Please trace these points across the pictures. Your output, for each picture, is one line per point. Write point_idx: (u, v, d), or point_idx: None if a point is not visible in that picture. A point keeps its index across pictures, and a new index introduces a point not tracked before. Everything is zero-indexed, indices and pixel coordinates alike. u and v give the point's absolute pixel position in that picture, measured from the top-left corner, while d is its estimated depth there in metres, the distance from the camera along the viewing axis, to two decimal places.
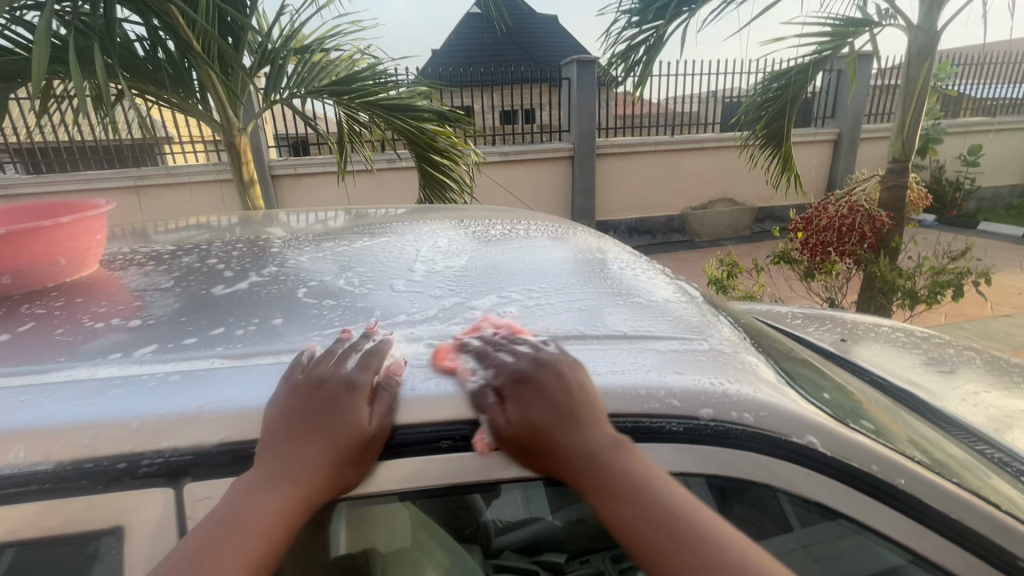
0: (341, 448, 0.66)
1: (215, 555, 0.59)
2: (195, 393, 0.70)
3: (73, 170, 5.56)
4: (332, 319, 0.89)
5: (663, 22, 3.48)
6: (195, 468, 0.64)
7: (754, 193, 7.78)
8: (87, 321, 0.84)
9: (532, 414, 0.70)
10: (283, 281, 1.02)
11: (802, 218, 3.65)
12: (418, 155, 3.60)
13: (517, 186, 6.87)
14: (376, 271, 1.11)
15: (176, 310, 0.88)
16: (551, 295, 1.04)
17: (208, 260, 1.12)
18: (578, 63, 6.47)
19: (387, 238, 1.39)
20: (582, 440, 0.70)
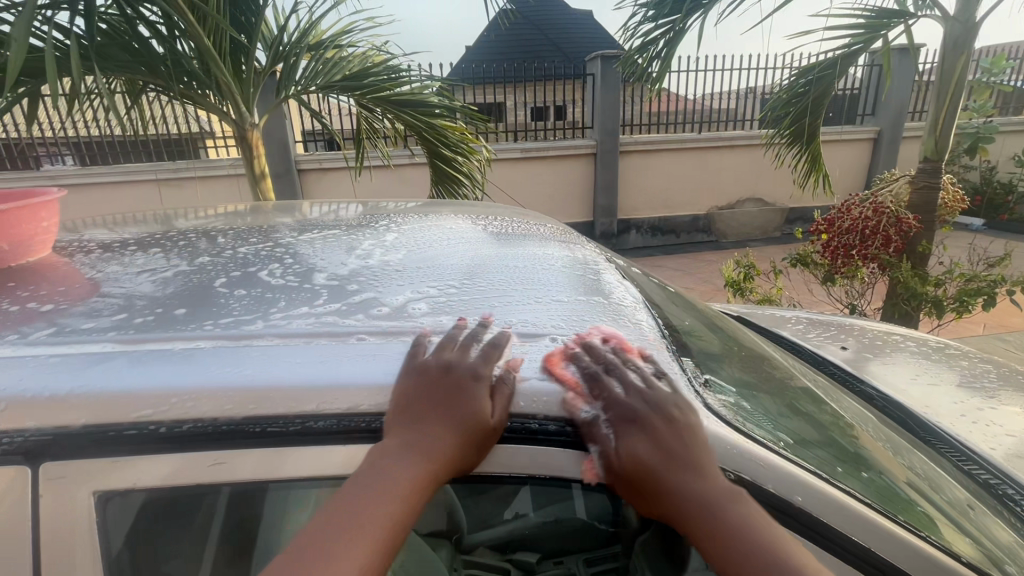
0: (465, 432, 0.71)
1: (362, 517, 0.65)
2: (68, 377, 0.70)
3: (116, 163, 5.82)
4: (233, 309, 0.87)
5: (680, 16, 3.40)
6: (53, 448, 0.64)
7: (786, 193, 7.51)
8: (4, 303, 0.86)
9: (640, 453, 0.72)
10: (209, 271, 1.02)
11: (825, 219, 3.49)
12: (430, 150, 3.62)
13: (539, 183, 6.84)
14: (312, 262, 1.12)
15: (92, 297, 0.90)
16: (471, 295, 1.00)
17: (155, 250, 1.15)
18: (602, 58, 6.37)
19: (338, 232, 1.38)
20: (692, 482, 0.72)
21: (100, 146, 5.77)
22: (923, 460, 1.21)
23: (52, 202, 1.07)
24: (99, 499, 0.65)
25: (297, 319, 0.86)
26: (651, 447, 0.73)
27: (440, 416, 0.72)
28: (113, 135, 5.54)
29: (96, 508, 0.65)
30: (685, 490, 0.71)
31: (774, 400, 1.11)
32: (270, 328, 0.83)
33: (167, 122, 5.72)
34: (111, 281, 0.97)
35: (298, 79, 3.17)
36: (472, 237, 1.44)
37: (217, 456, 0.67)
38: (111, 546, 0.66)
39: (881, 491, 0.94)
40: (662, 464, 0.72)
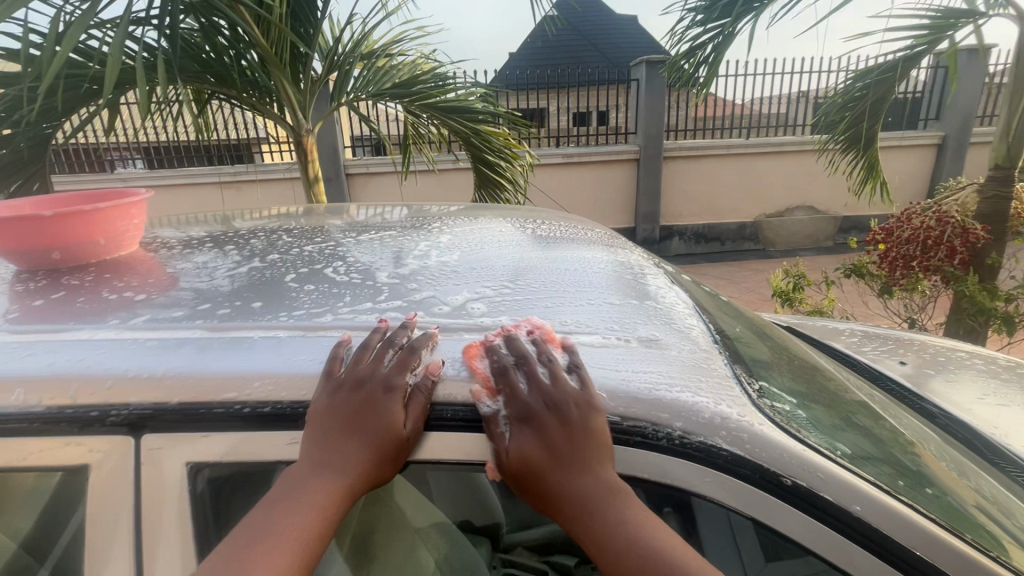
0: (376, 446, 0.72)
1: (277, 527, 0.68)
2: (164, 359, 0.76)
3: (181, 167, 6.22)
4: (304, 302, 0.93)
5: (729, 20, 3.34)
6: (152, 421, 0.71)
7: (840, 201, 7.19)
8: (104, 293, 0.95)
9: (528, 453, 0.73)
10: (280, 267, 1.09)
11: (883, 229, 3.34)
12: (474, 156, 3.69)
13: (579, 188, 6.82)
14: (371, 261, 1.17)
15: (180, 288, 0.97)
16: (522, 295, 1.03)
17: (230, 247, 1.23)
18: (648, 64, 6.31)
19: (395, 232, 1.44)
20: (579, 483, 0.72)
21: (167, 152, 6.19)
22: (991, 482, 1.14)
23: (139, 204, 1.15)
24: (189, 469, 0.71)
25: (361, 312, 0.92)
26: (540, 447, 0.73)
27: (351, 434, 0.72)
28: (178, 141, 5.91)
29: (187, 478, 0.71)
30: (573, 491, 0.72)
31: (830, 413, 1.07)
32: (338, 320, 0.88)
33: (226, 128, 6.06)
34: (192, 274, 1.05)
35: (351, 88, 3.31)
36: (522, 240, 1.47)
37: (294, 436, 0.73)
38: (198, 513, 0.71)
39: (947, 511, 0.89)
40: (551, 466, 0.73)
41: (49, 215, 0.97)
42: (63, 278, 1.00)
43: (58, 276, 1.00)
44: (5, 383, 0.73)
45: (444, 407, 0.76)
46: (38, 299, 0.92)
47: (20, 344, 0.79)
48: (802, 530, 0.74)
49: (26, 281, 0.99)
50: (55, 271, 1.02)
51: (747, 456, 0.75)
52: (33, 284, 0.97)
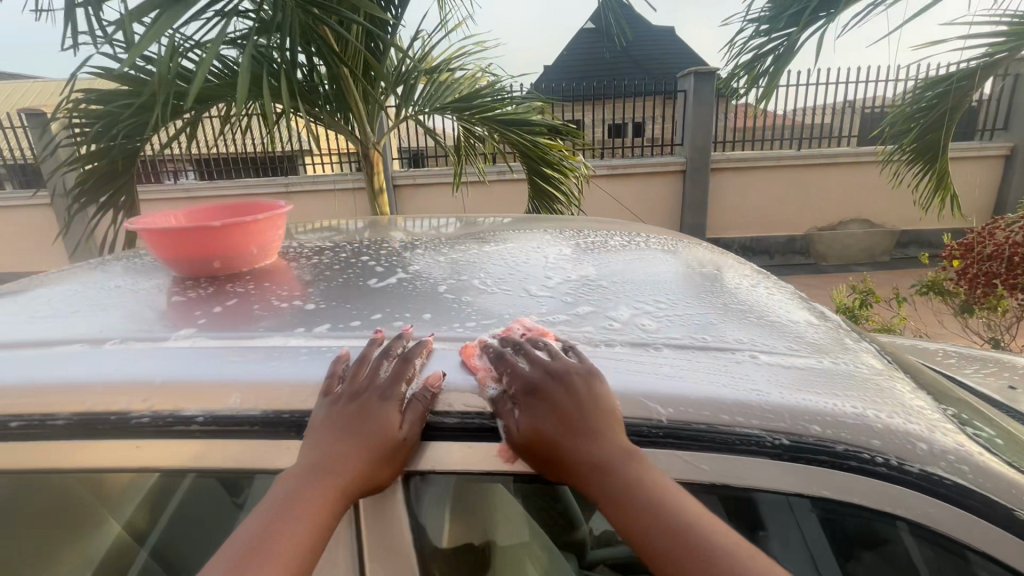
0: (375, 447, 0.72)
1: (274, 533, 0.67)
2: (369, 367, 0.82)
3: (238, 178, 6.52)
4: (472, 314, 0.98)
5: (796, 29, 3.29)
6: None
7: (898, 214, 6.90)
8: (274, 300, 1.02)
9: (539, 424, 0.74)
10: (425, 279, 1.16)
11: (961, 244, 3.18)
12: (530, 167, 3.72)
13: (624, 200, 6.78)
14: (509, 272, 1.22)
15: (339, 298, 1.04)
16: (679, 305, 1.06)
17: (361, 258, 1.30)
18: (696, 75, 6.25)
19: (510, 245, 1.49)
20: (589, 452, 0.72)
21: (226, 164, 6.49)
22: None
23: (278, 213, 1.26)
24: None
25: (498, 323, 0.95)
26: (553, 420, 0.74)
27: (347, 437, 0.72)
28: (236, 153, 6.21)
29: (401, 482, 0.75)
30: (582, 457, 0.72)
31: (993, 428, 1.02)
32: (477, 334, 0.91)
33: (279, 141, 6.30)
34: (342, 285, 1.11)
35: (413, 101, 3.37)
36: (639, 253, 1.48)
37: (504, 447, 0.75)
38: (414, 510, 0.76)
39: None
40: (559, 431, 0.73)
41: (218, 225, 1.08)
42: (228, 283, 1.09)
43: (223, 284, 1.08)
44: (188, 386, 0.78)
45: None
46: (218, 306, 0.99)
47: (224, 349, 0.85)
48: (996, 544, 0.75)
49: (186, 289, 1.07)
50: (216, 278, 1.11)
51: (945, 477, 0.74)
52: (204, 291, 1.06)
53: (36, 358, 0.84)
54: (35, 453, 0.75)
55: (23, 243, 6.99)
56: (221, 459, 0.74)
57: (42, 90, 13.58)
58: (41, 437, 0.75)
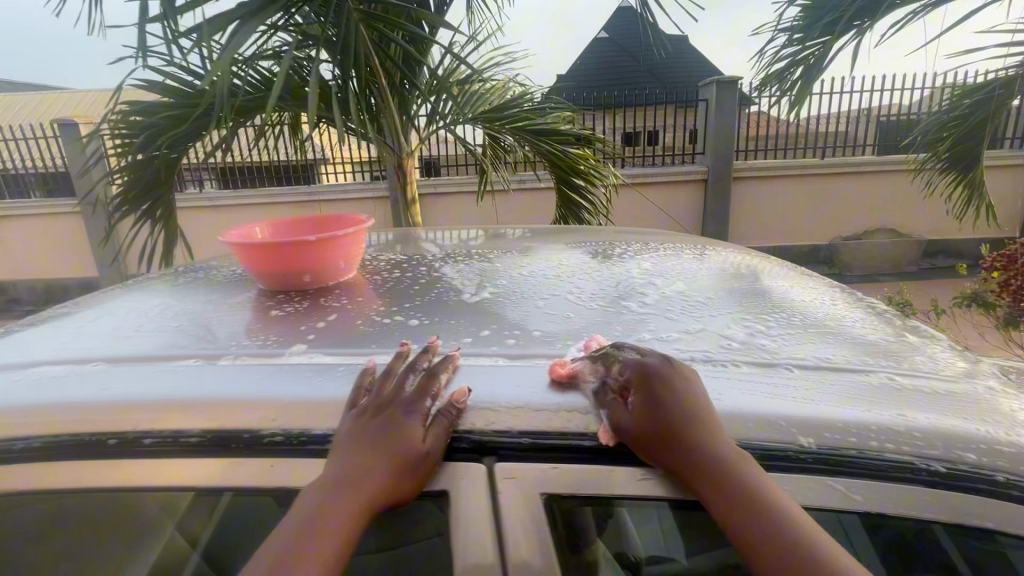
0: (399, 459, 0.69)
1: (295, 549, 0.63)
2: (495, 387, 0.82)
3: (261, 187, 6.62)
4: (583, 333, 0.98)
5: (830, 38, 3.28)
6: (502, 450, 0.73)
7: (924, 223, 6.78)
8: (374, 316, 1.05)
9: (658, 402, 0.72)
10: (519, 294, 1.17)
11: (1003, 254, 3.10)
12: (558, 177, 3.72)
13: (643, 209, 6.75)
14: (604, 288, 1.23)
15: (434, 314, 1.05)
16: (783, 325, 1.04)
17: (441, 273, 1.32)
18: (718, 84, 6.22)
19: (587, 260, 1.49)
20: (703, 435, 0.70)
21: (249, 173, 6.60)
22: None
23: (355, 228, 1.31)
24: (502, 475, 0.72)
25: (603, 340, 0.94)
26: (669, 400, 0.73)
27: (373, 449, 0.70)
28: (259, 162, 6.31)
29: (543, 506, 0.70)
30: (700, 444, 0.69)
31: None
32: (583, 352, 0.90)
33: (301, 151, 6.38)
34: (436, 300, 1.14)
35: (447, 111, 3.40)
36: (715, 268, 1.47)
37: (645, 472, 0.71)
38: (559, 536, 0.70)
39: None
40: (686, 420, 0.70)
41: (311, 239, 1.14)
42: (321, 297, 1.14)
43: (320, 299, 1.12)
44: (303, 404, 0.79)
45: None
46: (322, 321, 1.03)
47: (345, 367, 0.87)
48: None
49: (280, 304, 1.12)
50: (309, 291, 1.17)
51: None
52: (302, 306, 1.10)
53: (145, 375, 0.86)
54: (145, 474, 0.74)
55: (52, 250, 7.17)
56: None
57: (69, 102, 13.99)
58: (148, 455, 0.75)
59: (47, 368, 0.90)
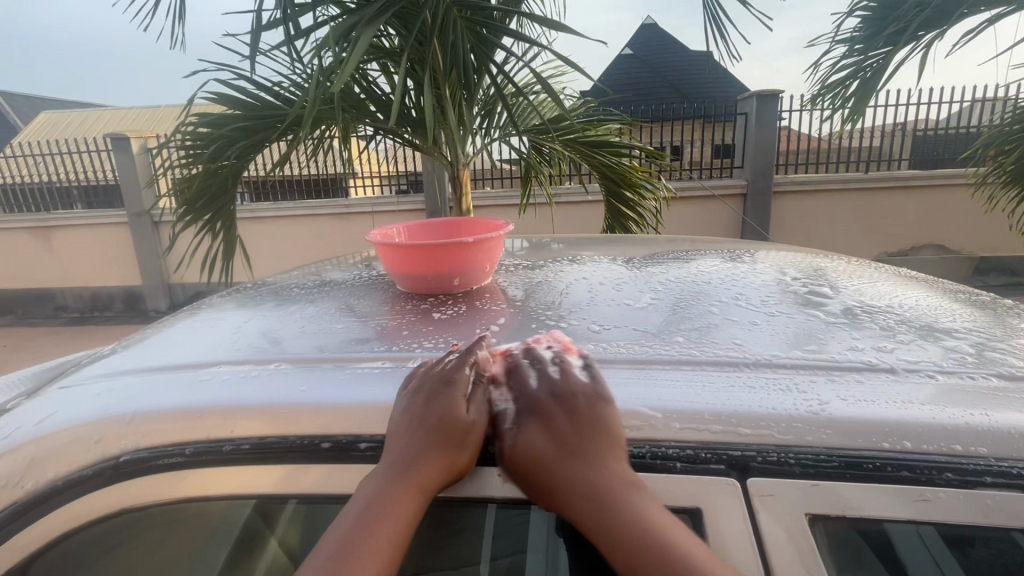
0: (446, 434, 0.71)
1: (367, 534, 0.64)
2: (726, 394, 0.74)
3: (300, 200, 6.75)
4: (788, 338, 0.90)
5: (893, 48, 3.25)
6: (759, 464, 0.67)
7: (973, 240, 6.52)
8: (543, 318, 1.02)
9: (534, 442, 0.70)
10: (683, 299, 1.12)
11: None
12: (609, 187, 3.70)
13: (680, 224, 6.67)
14: (767, 294, 1.16)
15: (603, 318, 1.01)
16: (996, 336, 0.95)
17: (578, 279, 1.30)
18: (758, 97, 6.15)
19: (723, 266, 1.43)
20: (591, 473, 0.67)
21: (290, 186, 6.78)
22: None
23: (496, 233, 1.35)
24: (758, 493, 0.66)
25: (814, 348, 0.87)
26: (545, 438, 0.70)
27: (418, 432, 0.72)
28: (298, 175, 6.44)
29: (811, 533, 0.64)
30: (577, 480, 0.67)
31: None
32: (799, 359, 0.83)
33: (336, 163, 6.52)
34: (597, 303, 1.11)
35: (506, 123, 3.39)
36: (862, 275, 1.39)
37: (921, 492, 0.65)
38: (836, 562, 0.65)
39: None
40: (553, 452, 0.69)
41: (471, 241, 1.18)
42: (475, 299, 1.16)
43: (475, 304, 1.12)
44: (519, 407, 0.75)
45: (979, 462, 0.66)
46: (494, 324, 1.01)
47: (553, 371, 0.82)
48: None
49: (435, 307, 1.11)
50: (458, 293, 1.19)
51: None
52: (460, 309, 1.10)
53: (333, 378, 0.83)
54: None
55: (97, 258, 7.39)
56: None
57: (112, 119, 14.64)
58: (364, 460, 0.73)
59: (228, 369, 0.88)
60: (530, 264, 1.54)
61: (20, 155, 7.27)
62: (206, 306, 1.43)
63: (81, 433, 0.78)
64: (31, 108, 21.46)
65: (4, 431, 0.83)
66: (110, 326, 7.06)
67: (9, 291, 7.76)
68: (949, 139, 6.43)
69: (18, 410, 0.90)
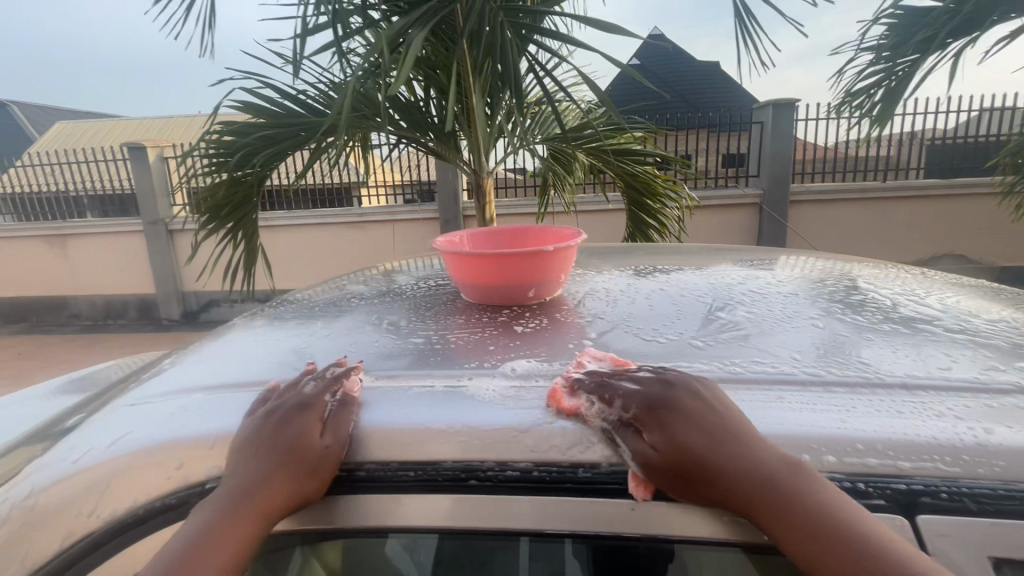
0: (294, 459, 0.69)
1: (197, 563, 0.63)
2: (866, 420, 0.69)
3: (315, 209, 6.76)
4: (906, 357, 0.84)
5: (921, 55, 3.20)
6: (928, 501, 0.62)
7: (995, 250, 6.41)
8: (633, 333, 0.97)
9: (679, 435, 0.65)
10: (765, 312, 1.06)
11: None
12: (630, 196, 3.68)
13: (696, 233, 6.60)
14: (850, 305, 1.10)
15: (696, 332, 0.96)
16: None
17: (653, 289, 1.25)
18: (774, 106, 6.12)
19: (783, 276, 1.38)
20: (743, 461, 0.63)
21: (305, 195, 6.80)
22: None
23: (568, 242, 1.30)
24: (932, 532, 0.61)
25: (948, 368, 0.81)
26: (687, 430, 0.66)
27: (267, 455, 0.70)
28: (311, 184, 6.45)
29: None
30: (734, 470, 0.63)
31: None
32: (931, 380, 0.77)
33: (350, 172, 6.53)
34: (682, 316, 1.05)
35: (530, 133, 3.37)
36: (933, 284, 1.34)
37: None
38: None
39: None
40: (702, 441, 0.64)
41: (551, 249, 1.13)
42: (553, 311, 1.11)
43: (554, 317, 1.07)
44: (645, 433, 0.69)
45: None
46: (585, 338, 0.95)
47: None
48: None
49: (514, 320, 1.06)
50: (533, 306, 1.14)
51: None
52: (541, 322, 1.05)
53: (428, 400, 0.78)
54: (480, 510, 0.68)
55: (111, 267, 7.41)
56: (738, 528, 0.64)
57: (127, 128, 14.86)
58: (472, 491, 0.69)
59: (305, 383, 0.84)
60: (579, 273, 1.50)
61: (39, 164, 7.34)
62: (248, 320, 1.39)
63: (160, 455, 0.73)
64: (48, 119, 21.89)
65: (71, 451, 0.78)
66: (124, 334, 7.07)
67: (25, 300, 7.81)
68: (967, 148, 6.37)
69: (83, 428, 0.85)
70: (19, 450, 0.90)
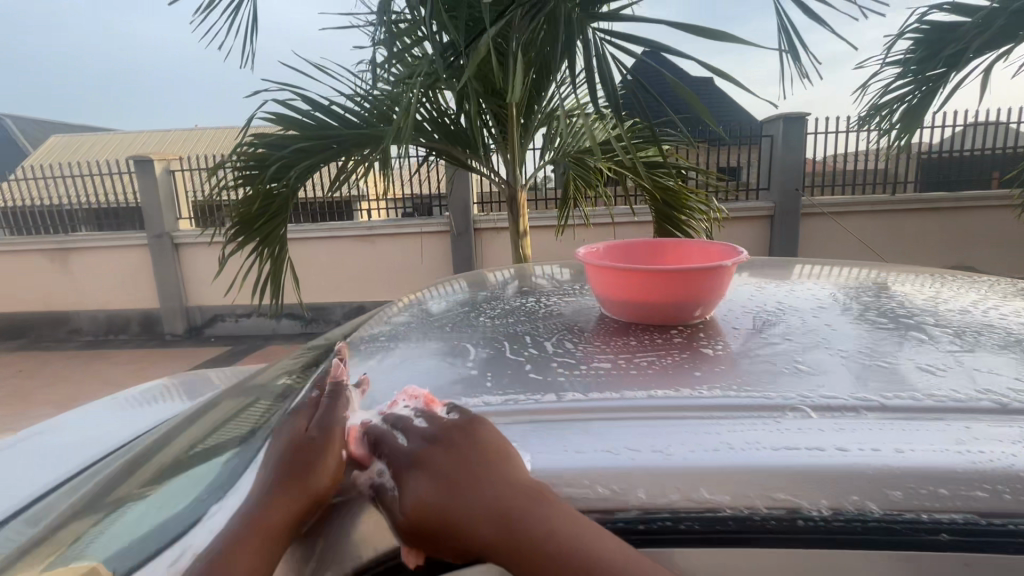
0: (289, 466, 0.67)
1: None
2: None
3: (321, 223, 6.68)
4: None
5: (946, 70, 3.23)
6: None
7: (1000, 261, 6.47)
8: (849, 355, 0.88)
9: (415, 491, 0.62)
10: (926, 328, 1.00)
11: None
12: (659, 210, 3.67)
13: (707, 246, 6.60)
14: (1002, 321, 1.05)
15: (899, 353, 0.87)
16: None
17: (802, 305, 1.17)
18: (785, 119, 6.15)
19: (900, 287, 1.34)
20: (484, 510, 0.60)
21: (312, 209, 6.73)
22: None
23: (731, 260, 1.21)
24: None
25: None
26: (430, 478, 0.63)
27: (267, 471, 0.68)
28: (315, 198, 6.37)
29: None
30: (472, 523, 0.59)
31: None
32: None
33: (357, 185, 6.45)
34: (859, 334, 0.96)
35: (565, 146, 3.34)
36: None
37: None
38: None
39: None
40: (439, 491, 0.61)
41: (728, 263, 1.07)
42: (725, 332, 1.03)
43: (733, 338, 0.98)
44: (886, 475, 0.62)
45: None
46: (801, 360, 0.86)
47: (917, 424, 0.68)
48: None
49: (695, 341, 0.97)
50: (695, 325, 1.06)
51: None
52: (722, 344, 0.96)
53: (634, 430, 0.69)
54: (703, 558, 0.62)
55: (115, 282, 7.28)
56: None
57: (124, 142, 14.70)
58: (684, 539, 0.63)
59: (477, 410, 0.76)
60: None
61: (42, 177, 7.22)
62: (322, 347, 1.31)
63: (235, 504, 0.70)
64: (41, 130, 21.73)
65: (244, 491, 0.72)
66: (127, 350, 6.92)
67: (25, 316, 7.64)
68: (969, 161, 6.44)
69: (253, 459, 0.79)
70: (145, 492, 0.85)
